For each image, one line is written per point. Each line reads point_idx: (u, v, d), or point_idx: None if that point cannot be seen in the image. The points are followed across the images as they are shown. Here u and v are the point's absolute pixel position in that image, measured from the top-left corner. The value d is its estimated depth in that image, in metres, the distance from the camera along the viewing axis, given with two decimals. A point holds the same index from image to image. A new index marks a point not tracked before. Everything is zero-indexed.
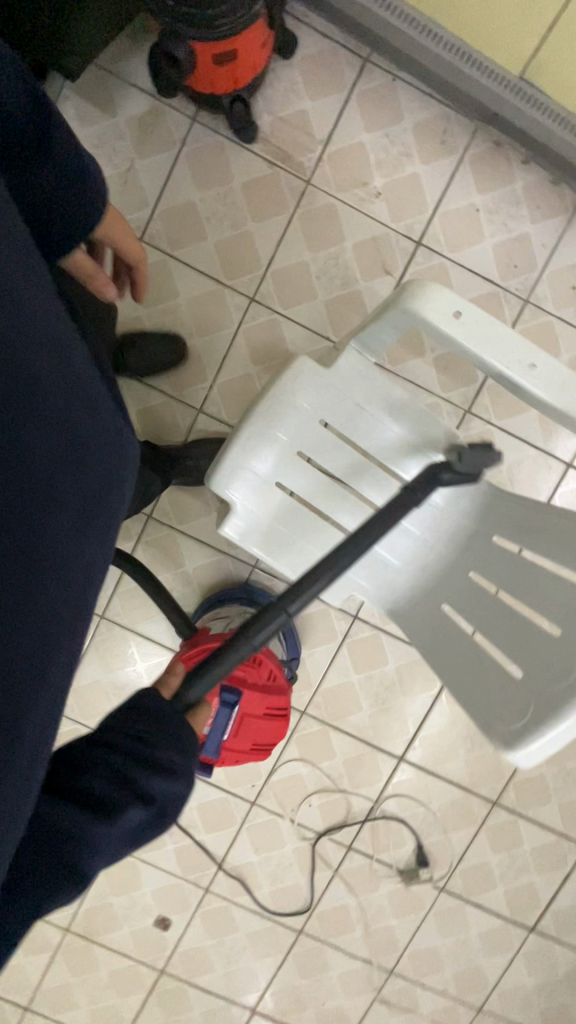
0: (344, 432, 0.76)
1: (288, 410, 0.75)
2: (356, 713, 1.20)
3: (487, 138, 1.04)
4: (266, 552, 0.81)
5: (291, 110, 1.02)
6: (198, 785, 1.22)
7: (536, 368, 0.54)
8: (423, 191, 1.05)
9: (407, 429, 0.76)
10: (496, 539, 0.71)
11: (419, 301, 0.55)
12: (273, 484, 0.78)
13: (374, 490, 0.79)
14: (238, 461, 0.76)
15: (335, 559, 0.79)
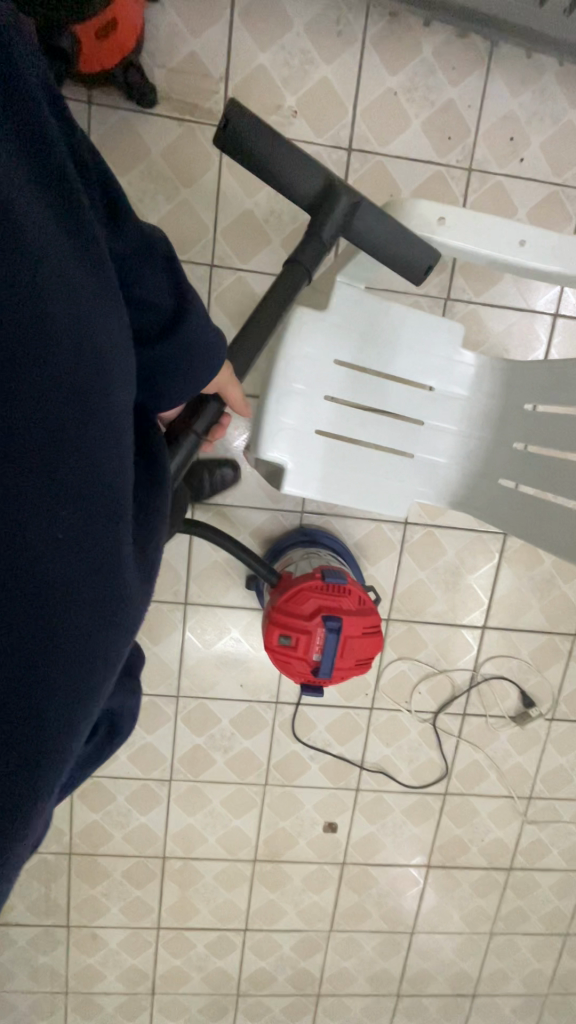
0: (359, 362, 0.80)
1: (303, 359, 0.78)
2: (434, 603, 1.32)
3: (382, 12, 0.99)
4: (327, 495, 0.84)
5: (182, 55, 0.98)
6: (321, 710, 1.36)
7: (527, 243, 0.66)
8: (337, 93, 1.02)
9: (415, 340, 0.81)
10: (526, 405, 0.79)
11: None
12: (312, 431, 0.82)
13: (404, 405, 0.83)
14: (274, 421, 0.80)
15: (389, 478, 0.85)
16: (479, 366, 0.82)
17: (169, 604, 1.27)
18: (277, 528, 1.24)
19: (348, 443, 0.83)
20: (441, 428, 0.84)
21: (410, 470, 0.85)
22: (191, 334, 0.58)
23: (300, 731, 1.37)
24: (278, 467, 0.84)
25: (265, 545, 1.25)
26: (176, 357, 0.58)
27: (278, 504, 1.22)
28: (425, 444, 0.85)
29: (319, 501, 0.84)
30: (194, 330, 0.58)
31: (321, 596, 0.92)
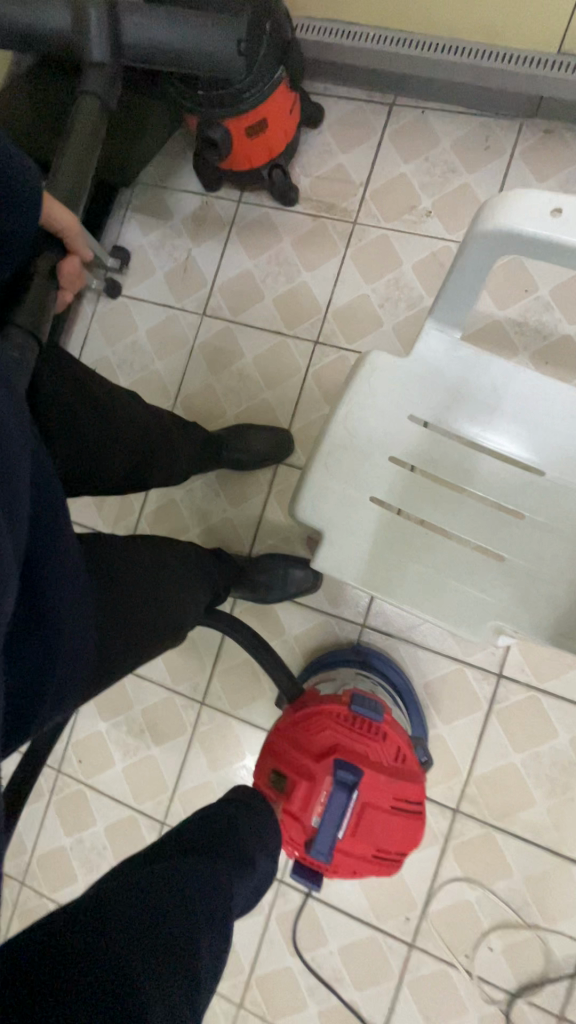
0: (444, 425, 0.63)
1: (370, 411, 0.64)
2: (529, 808, 0.91)
3: (535, 129, 0.98)
4: (371, 585, 0.63)
5: (328, 167, 1.06)
6: (338, 917, 0.96)
7: None
8: (476, 198, 0.99)
9: (522, 407, 0.61)
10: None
11: (499, 211, 0.44)
12: (367, 500, 0.64)
13: (501, 489, 0.62)
14: (319, 481, 0.64)
15: (469, 584, 0.61)
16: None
17: (185, 699, 1.06)
18: (328, 639, 1.01)
19: (415, 526, 0.63)
20: (549, 530, 0.61)
21: (499, 577, 0.61)
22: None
23: (303, 941, 0.97)
24: (317, 536, 0.66)
25: (309, 656, 1.01)
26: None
27: (335, 609, 1.01)
28: (526, 545, 0.61)
29: (360, 590, 0.63)
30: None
31: (342, 732, 0.66)
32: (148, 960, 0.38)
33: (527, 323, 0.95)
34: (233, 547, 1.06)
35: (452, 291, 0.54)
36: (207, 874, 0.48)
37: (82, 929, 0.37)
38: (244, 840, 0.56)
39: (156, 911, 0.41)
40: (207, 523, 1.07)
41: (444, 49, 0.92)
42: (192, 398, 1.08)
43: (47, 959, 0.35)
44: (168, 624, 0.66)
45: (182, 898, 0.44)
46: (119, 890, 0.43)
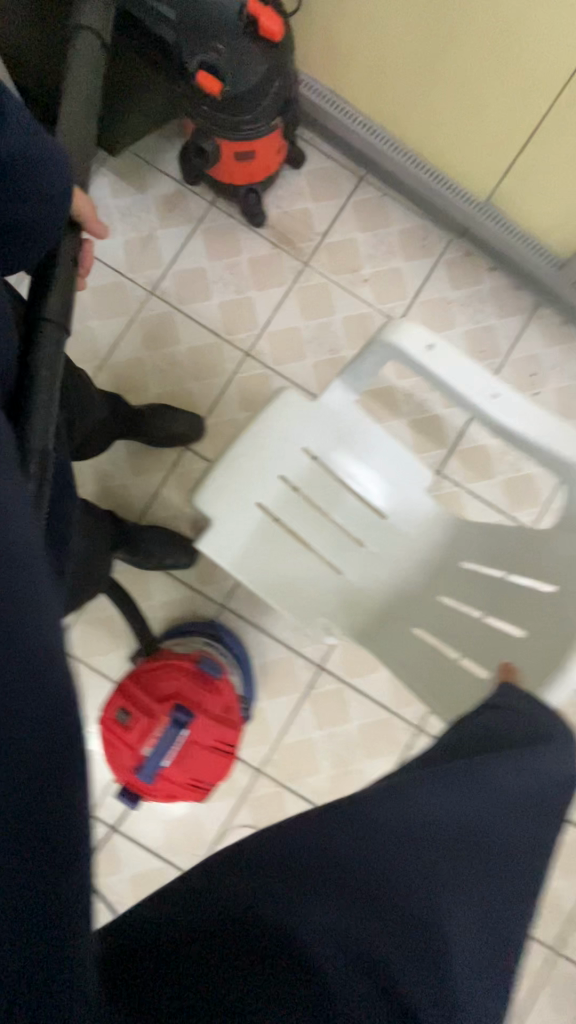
0: (328, 463, 0.80)
1: (278, 434, 0.79)
2: (314, 776, 1.13)
3: (461, 246, 1.22)
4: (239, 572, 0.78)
5: (297, 206, 1.19)
6: (136, 850, 1.09)
7: (498, 397, 0.60)
8: (404, 282, 1.21)
9: (382, 463, 0.81)
10: (463, 563, 0.77)
11: (395, 333, 0.61)
12: (254, 504, 0.79)
13: (353, 521, 0.81)
14: (221, 481, 0.76)
15: (314, 587, 0.80)
16: (435, 514, 0.80)
17: None
18: (189, 612, 1.14)
19: (286, 535, 0.80)
20: (378, 559, 0.81)
21: (333, 586, 0.80)
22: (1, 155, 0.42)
23: (99, 867, 1.09)
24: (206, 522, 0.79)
25: (169, 622, 1.13)
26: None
27: (202, 586, 1.14)
28: (358, 566, 0.81)
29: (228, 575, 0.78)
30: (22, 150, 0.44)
31: (184, 683, 0.80)
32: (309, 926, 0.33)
33: (413, 396, 1.18)
34: (124, 511, 1.14)
35: (354, 368, 0.71)
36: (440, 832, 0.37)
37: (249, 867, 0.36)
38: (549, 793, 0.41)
39: (327, 863, 0.35)
40: (104, 482, 1.14)
41: (412, 162, 1.12)
42: (120, 365, 1.15)
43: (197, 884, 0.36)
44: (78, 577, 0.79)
45: (362, 848, 0.36)
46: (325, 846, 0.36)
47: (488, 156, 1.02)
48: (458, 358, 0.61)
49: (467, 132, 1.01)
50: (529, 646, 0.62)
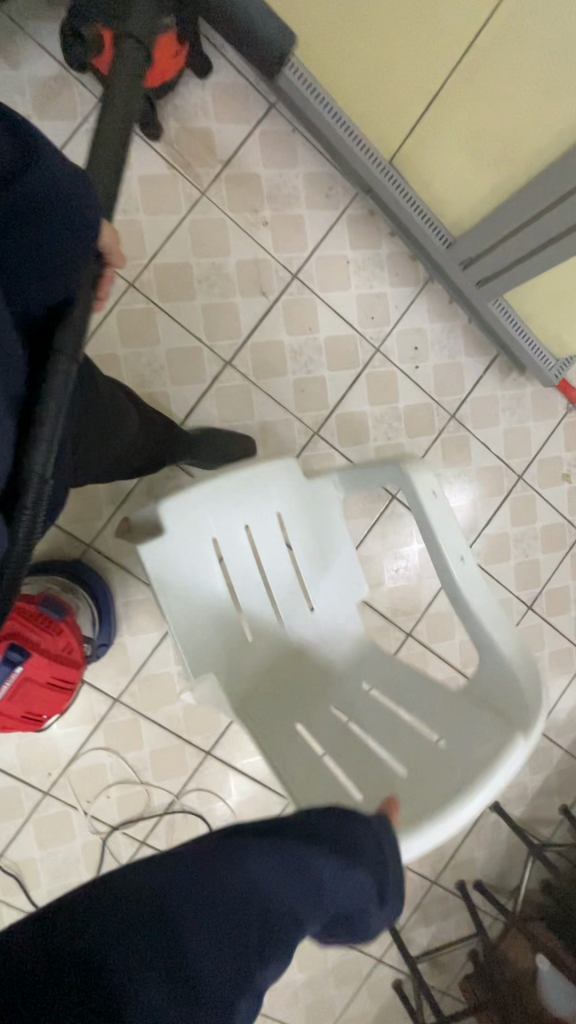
0: (291, 542, 0.91)
1: (262, 491, 0.88)
2: (170, 705, 1.22)
3: (364, 204, 1.21)
4: (159, 584, 0.84)
5: (198, 124, 1.10)
6: None
7: (463, 559, 0.76)
8: (304, 234, 1.18)
9: (334, 587, 0.94)
10: (366, 685, 0.87)
11: (414, 468, 0.78)
12: (210, 535, 0.86)
13: (280, 603, 0.92)
14: (207, 527, 0.84)
15: (228, 648, 0.89)
16: (356, 634, 0.94)
17: None
18: (53, 548, 1.13)
19: (232, 601, 0.89)
20: (288, 652, 0.92)
21: (240, 653, 0.90)
22: (41, 189, 0.46)
23: None
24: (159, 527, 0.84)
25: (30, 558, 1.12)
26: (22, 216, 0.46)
27: (68, 524, 1.13)
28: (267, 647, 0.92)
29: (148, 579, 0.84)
30: (65, 184, 0.48)
31: (23, 624, 0.81)
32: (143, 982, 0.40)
33: (300, 355, 1.21)
34: None
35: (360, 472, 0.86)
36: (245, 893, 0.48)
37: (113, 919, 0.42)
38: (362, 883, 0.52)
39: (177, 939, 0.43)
40: None
41: (321, 102, 1.05)
42: None
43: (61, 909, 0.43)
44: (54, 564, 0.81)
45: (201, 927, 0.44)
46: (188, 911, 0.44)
47: (394, 114, 1.00)
48: (453, 537, 0.76)
49: (376, 84, 0.98)
50: (403, 780, 0.68)
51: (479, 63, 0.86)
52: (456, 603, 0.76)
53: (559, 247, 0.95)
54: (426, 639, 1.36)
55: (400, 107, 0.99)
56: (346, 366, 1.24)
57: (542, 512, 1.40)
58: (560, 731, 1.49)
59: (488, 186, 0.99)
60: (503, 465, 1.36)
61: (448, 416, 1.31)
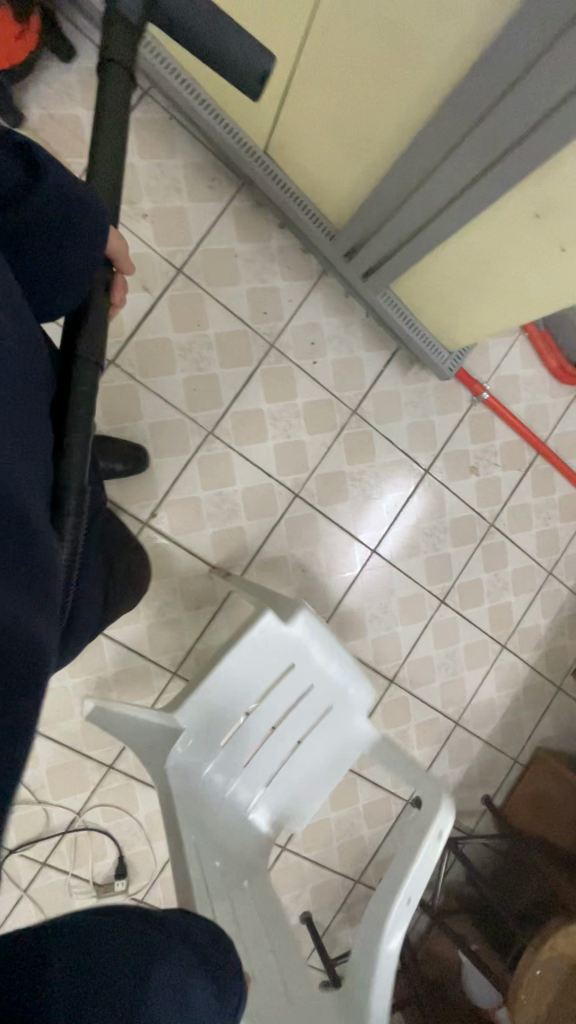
0: (312, 729, 0.97)
1: (346, 674, 0.95)
2: (67, 719, 1.17)
3: (251, 195, 1.17)
4: (233, 648, 0.88)
5: (65, 111, 1.04)
6: None
7: (407, 903, 0.81)
8: (188, 226, 1.14)
9: (307, 792, 1.01)
10: (244, 884, 0.93)
11: (443, 814, 0.85)
12: (299, 652, 0.92)
13: (264, 756, 0.97)
14: (304, 651, 0.91)
15: (195, 732, 0.90)
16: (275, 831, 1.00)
17: None
18: None
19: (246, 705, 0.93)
20: (219, 789, 0.95)
21: (194, 751, 0.91)
22: (49, 210, 0.56)
23: None
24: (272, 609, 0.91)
25: None
26: (44, 235, 0.57)
27: None
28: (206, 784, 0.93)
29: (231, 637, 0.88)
30: (70, 202, 0.57)
31: None
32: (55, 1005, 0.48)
33: (190, 352, 1.17)
34: None
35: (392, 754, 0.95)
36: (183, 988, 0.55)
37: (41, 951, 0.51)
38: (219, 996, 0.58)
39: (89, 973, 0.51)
40: None
41: (195, 98, 1.05)
42: None
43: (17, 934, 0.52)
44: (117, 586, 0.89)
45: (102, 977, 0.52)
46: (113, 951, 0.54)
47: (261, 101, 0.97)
48: (422, 886, 0.83)
49: None
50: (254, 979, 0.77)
51: (322, 47, 0.79)
52: (374, 899, 0.84)
53: (420, 242, 0.94)
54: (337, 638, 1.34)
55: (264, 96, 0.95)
56: (240, 363, 1.20)
57: (450, 506, 1.40)
58: (478, 722, 1.50)
59: (355, 178, 0.98)
60: (409, 460, 1.36)
61: (349, 413, 1.29)
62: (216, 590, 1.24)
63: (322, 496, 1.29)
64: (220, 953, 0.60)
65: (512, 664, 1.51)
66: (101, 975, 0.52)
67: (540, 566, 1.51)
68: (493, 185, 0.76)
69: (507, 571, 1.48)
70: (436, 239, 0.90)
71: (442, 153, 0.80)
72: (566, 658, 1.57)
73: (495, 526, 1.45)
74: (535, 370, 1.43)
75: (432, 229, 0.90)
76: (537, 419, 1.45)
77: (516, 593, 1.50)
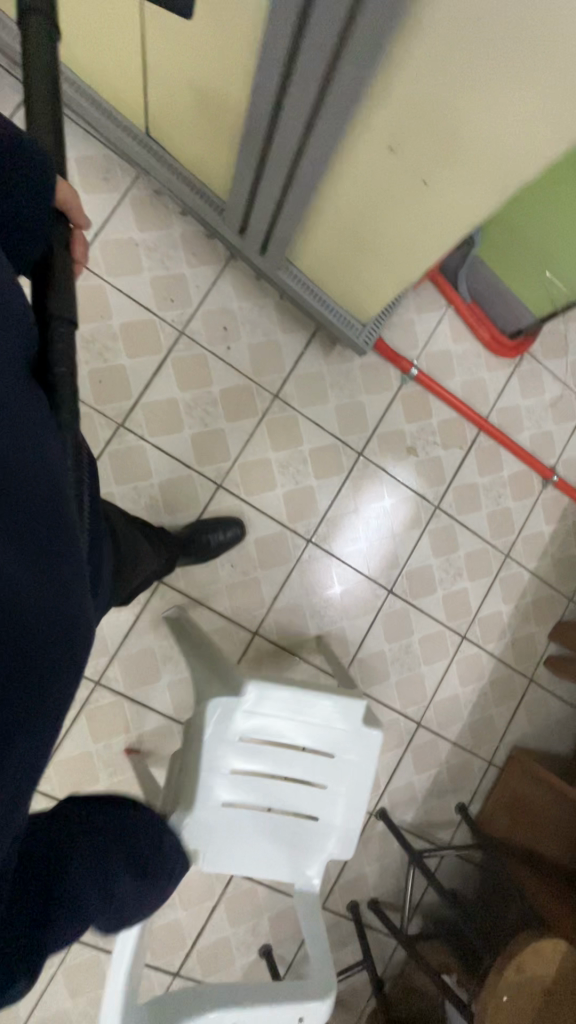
0: (285, 824, 0.96)
1: (345, 812, 0.97)
2: None
3: (149, 185, 1.16)
4: (342, 706, 0.92)
5: None
6: None
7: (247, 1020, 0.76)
8: (84, 218, 1.13)
9: (226, 860, 0.95)
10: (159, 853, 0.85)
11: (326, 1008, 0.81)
12: (358, 751, 0.94)
13: (261, 793, 0.95)
14: (348, 746, 0.94)
15: (253, 713, 0.90)
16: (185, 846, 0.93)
17: None
18: None
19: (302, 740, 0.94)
20: (210, 758, 0.91)
21: (236, 725, 0.91)
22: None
23: None
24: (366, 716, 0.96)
25: None
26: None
27: None
28: (215, 758, 0.92)
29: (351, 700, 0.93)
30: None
31: None
32: None
33: (94, 343, 1.13)
34: None
35: (315, 928, 0.91)
36: (158, 836, 0.66)
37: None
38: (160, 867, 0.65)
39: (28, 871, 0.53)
40: None
41: (76, 89, 1.03)
42: None
43: None
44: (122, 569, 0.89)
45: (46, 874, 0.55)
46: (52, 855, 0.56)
47: (129, 83, 0.95)
48: None
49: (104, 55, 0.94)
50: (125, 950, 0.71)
51: None
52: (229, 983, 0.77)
53: (292, 204, 0.89)
54: (275, 636, 1.26)
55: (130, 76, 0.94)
56: (148, 353, 1.17)
57: (389, 490, 1.34)
58: (444, 722, 1.39)
59: (227, 147, 0.93)
60: (340, 444, 1.30)
61: (271, 398, 1.24)
62: (138, 591, 1.17)
63: (248, 486, 1.23)
64: (156, 852, 0.65)
65: (475, 656, 1.41)
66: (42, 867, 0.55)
67: (496, 549, 1.43)
68: (332, 121, 0.71)
69: (458, 556, 1.40)
70: (304, 195, 0.85)
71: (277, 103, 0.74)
72: (535, 647, 1.47)
73: (441, 508, 1.38)
74: (467, 344, 1.38)
75: (296, 186, 0.84)
76: (475, 395, 1.40)
77: (472, 580, 1.41)
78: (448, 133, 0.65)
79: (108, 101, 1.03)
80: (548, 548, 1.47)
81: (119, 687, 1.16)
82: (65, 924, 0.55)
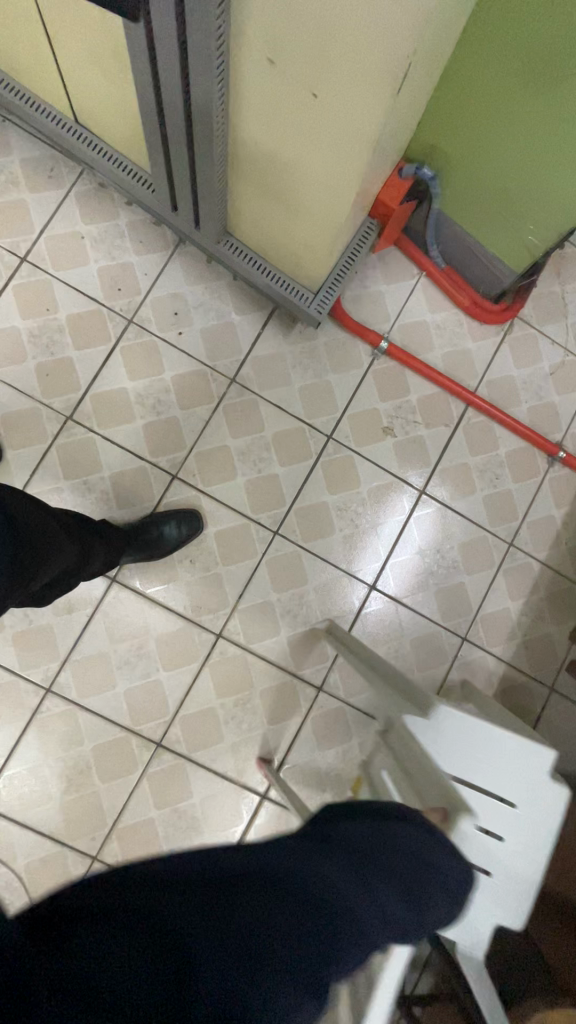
0: None
1: (520, 883, 0.80)
2: None
3: (93, 179, 1.15)
4: (521, 744, 0.80)
5: None
6: None
7: None
8: (29, 217, 1.13)
9: None
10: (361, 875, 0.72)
11: None
12: (540, 807, 0.80)
13: None
14: (532, 798, 0.80)
15: (440, 737, 0.79)
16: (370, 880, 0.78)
17: None
18: None
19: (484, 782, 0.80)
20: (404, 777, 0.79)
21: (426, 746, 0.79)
22: None
23: None
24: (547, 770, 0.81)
25: None
26: None
27: None
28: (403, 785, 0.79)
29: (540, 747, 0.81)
30: None
31: None
32: (276, 971, 0.41)
33: (41, 337, 1.12)
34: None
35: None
36: (431, 845, 0.56)
37: (213, 906, 0.42)
38: (451, 869, 0.56)
39: (311, 893, 0.46)
40: None
41: (9, 89, 1.04)
42: None
43: (160, 883, 0.43)
44: (38, 565, 0.78)
45: (341, 888, 0.48)
46: (331, 875, 0.49)
47: (46, 73, 0.95)
48: None
49: (20, 51, 0.94)
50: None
51: None
52: None
53: (202, 159, 0.83)
54: (242, 639, 1.14)
55: (44, 66, 0.94)
56: (96, 343, 1.14)
57: (365, 474, 1.22)
58: None
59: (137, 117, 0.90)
60: (306, 427, 1.20)
61: (227, 382, 1.17)
62: (89, 590, 1.10)
63: (206, 475, 1.15)
64: (430, 853, 0.56)
65: (480, 661, 1.23)
66: (314, 885, 0.47)
67: (497, 537, 1.26)
68: (201, 48, 0.65)
69: (453, 546, 1.24)
70: (209, 144, 0.79)
71: (155, 48, 0.70)
72: (553, 650, 1.26)
73: (428, 493, 1.24)
74: (446, 313, 1.26)
75: (199, 136, 0.79)
76: (458, 367, 1.26)
77: (470, 573, 1.24)
78: (322, 27, 0.57)
79: (39, 96, 1.03)
80: (562, 536, 1.28)
81: (71, 694, 1.08)
82: (374, 944, 0.47)
